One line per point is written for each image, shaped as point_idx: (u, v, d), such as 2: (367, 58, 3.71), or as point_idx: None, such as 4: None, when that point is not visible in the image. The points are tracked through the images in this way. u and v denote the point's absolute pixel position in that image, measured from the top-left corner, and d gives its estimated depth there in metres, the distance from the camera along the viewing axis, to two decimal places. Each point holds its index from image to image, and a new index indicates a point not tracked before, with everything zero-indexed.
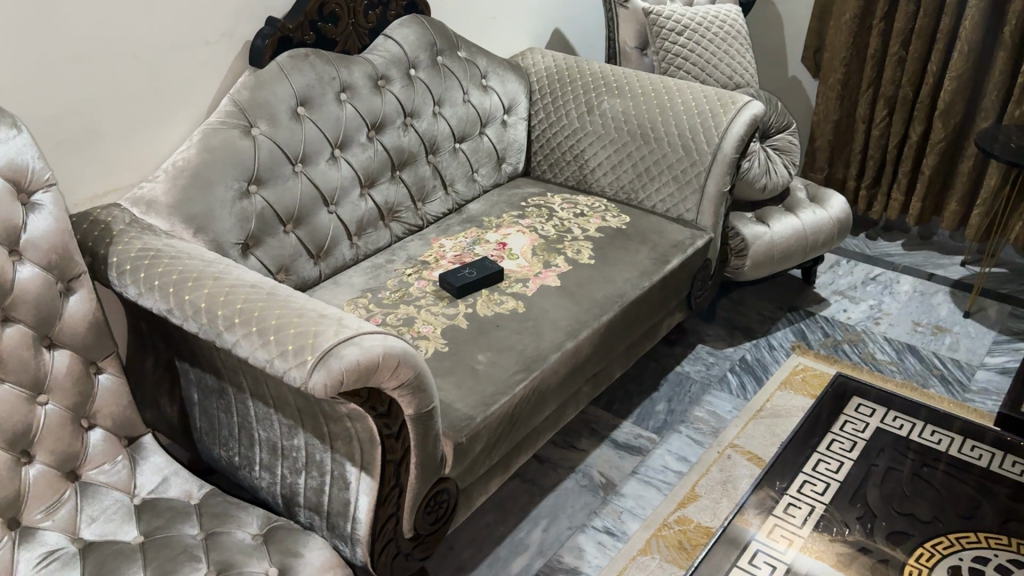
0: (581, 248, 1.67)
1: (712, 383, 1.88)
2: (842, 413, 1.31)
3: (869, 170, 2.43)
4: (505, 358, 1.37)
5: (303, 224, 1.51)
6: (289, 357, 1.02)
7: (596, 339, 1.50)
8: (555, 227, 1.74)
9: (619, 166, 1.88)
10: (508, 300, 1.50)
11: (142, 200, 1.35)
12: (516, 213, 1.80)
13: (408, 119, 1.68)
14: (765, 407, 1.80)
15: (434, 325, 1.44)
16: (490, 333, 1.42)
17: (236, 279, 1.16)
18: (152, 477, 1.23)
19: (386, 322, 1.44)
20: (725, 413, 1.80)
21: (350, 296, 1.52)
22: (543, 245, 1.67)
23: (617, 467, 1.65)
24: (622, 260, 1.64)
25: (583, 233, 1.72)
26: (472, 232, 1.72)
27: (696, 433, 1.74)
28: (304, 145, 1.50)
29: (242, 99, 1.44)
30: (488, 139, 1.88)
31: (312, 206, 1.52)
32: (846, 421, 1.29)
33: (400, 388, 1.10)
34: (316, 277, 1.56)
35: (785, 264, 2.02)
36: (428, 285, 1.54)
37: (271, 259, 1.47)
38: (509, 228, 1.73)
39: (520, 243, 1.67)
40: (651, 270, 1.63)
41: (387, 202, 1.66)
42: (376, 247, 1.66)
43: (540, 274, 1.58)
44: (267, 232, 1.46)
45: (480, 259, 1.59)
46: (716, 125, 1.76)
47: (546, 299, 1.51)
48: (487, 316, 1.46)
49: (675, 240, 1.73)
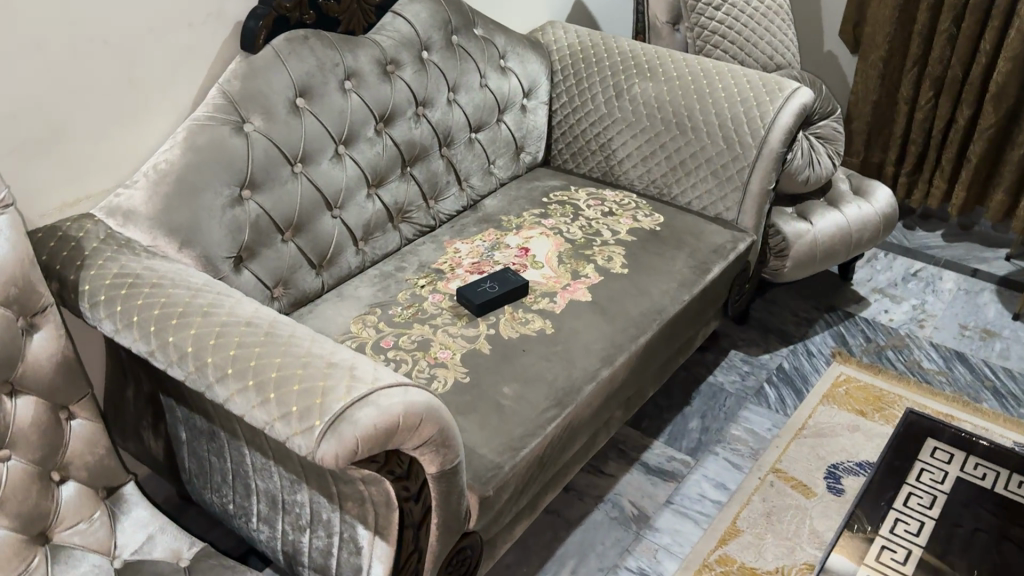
0: (612, 255, 1.49)
1: (748, 396, 1.73)
2: (917, 459, 1.15)
3: (910, 156, 2.26)
4: (534, 391, 1.21)
5: (304, 231, 1.34)
6: (293, 422, 0.86)
7: (633, 363, 1.34)
8: (582, 229, 1.57)
9: (651, 158, 1.71)
10: (535, 319, 1.34)
11: (119, 210, 1.18)
12: (538, 212, 1.63)
13: (420, 109, 1.49)
14: (807, 425, 1.65)
15: (452, 349, 1.27)
16: (515, 360, 1.26)
17: (229, 315, 0.99)
18: (136, 535, 1.08)
19: (398, 346, 1.28)
20: (764, 431, 1.65)
21: (356, 313, 1.35)
22: (571, 251, 1.50)
23: (649, 496, 1.51)
24: (659, 269, 1.48)
25: (614, 235, 1.55)
26: (490, 234, 1.55)
27: (734, 456, 1.59)
28: (304, 142, 1.32)
29: (233, 90, 1.26)
30: (506, 127, 1.70)
31: (313, 211, 1.34)
32: (923, 470, 1.13)
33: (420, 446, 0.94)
34: (319, 289, 1.39)
35: (826, 264, 1.86)
36: (444, 300, 1.37)
37: (267, 272, 1.30)
38: (531, 229, 1.56)
39: (544, 249, 1.50)
40: (691, 280, 1.47)
41: (396, 202, 1.49)
42: (385, 252, 1.50)
43: (568, 287, 1.41)
44: (263, 243, 1.29)
45: (504, 269, 1.41)
46: (761, 115, 1.58)
47: (577, 317, 1.35)
48: (513, 338, 1.30)
49: (714, 244, 1.56)
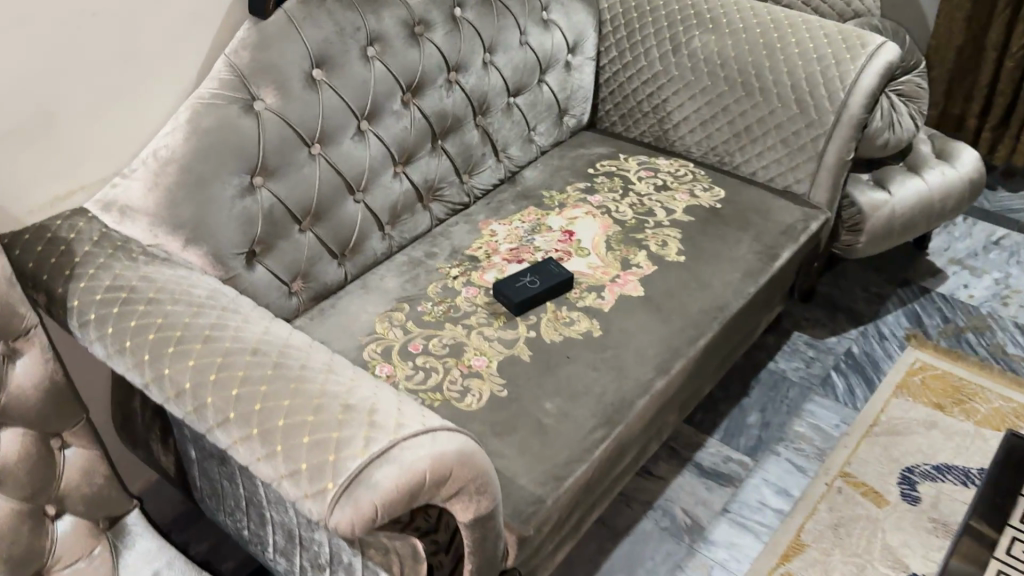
0: (667, 240, 1.34)
1: (812, 386, 1.59)
2: (1010, 522, 1.05)
3: (996, 109, 2.04)
4: (580, 408, 1.08)
5: (324, 219, 1.21)
6: (303, 483, 0.73)
7: (691, 369, 1.20)
8: (633, 208, 1.41)
9: (711, 123, 1.52)
10: (581, 318, 1.19)
11: (116, 205, 1.05)
12: (583, 185, 1.47)
13: (452, 75, 1.33)
14: (877, 422, 1.51)
15: (488, 355, 1.14)
16: (560, 369, 1.12)
17: (232, 340, 0.86)
18: (142, 570, 0.98)
19: (428, 351, 1.15)
20: (830, 428, 1.51)
21: (382, 310, 1.23)
22: (620, 235, 1.34)
23: (703, 503, 1.38)
24: (720, 257, 1.32)
25: (669, 215, 1.39)
26: (531, 214, 1.40)
27: (797, 457, 1.46)
28: (321, 120, 1.17)
29: (241, 63, 1.11)
30: (549, 88, 1.53)
31: (334, 197, 1.21)
32: (1013, 540, 1.03)
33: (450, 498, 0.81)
34: (341, 281, 1.27)
35: (904, 237, 1.67)
36: (479, 295, 1.24)
37: (283, 267, 1.17)
38: (576, 208, 1.41)
39: (590, 232, 1.35)
40: (756, 269, 1.31)
41: (426, 180, 1.34)
42: (414, 235, 1.36)
43: (617, 279, 1.26)
44: (279, 236, 1.16)
45: (548, 259, 1.26)
46: (841, 76, 1.38)
47: (628, 316, 1.20)
48: (556, 342, 1.16)
49: (783, 224, 1.40)
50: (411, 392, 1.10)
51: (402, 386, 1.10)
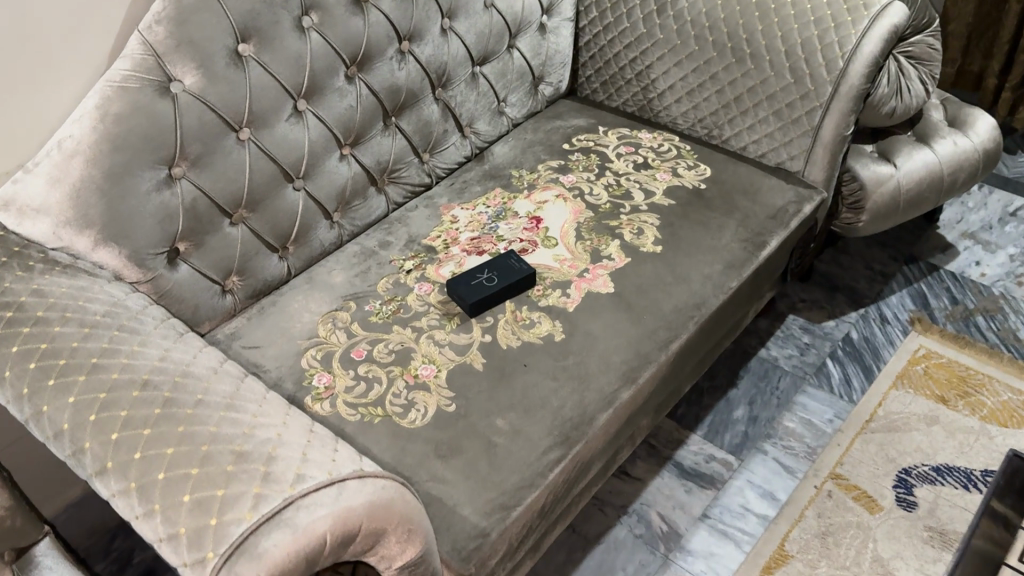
0: (643, 228, 1.22)
1: (806, 376, 1.48)
2: None
3: (1018, 66, 1.88)
4: (534, 425, 0.98)
5: (259, 210, 1.10)
6: (183, 548, 0.64)
7: (663, 374, 1.09)
8: (609, 190, 1.29)
9: (699, 93, 1.39)
10: (542, 320, 1.08)
11: (15, 202, 0.94)
12: (556, 163, 1.35)
13: (405, 45, 1.20)
14: (874, 418, 1.40)
15: (437, 363, 1.04)
16: (515, 380, 1.02)
17: (121, 371, 0.76)
18: None
19: (371, 358, 1.05)
20: (823, 423, 1.40)
21: (326, 309, 1.12)
22: (593, 222, 1.22)
23: (682, 507, 1.29)
24: (701, 247, 1.20)
25: (647, 198, 1.27)
26: (496, 197, 1.28)
27: (785, 456, 1.36)
28: (250, 102, 1.05)
29: (156, 41, 0.97)
30: (520, 55, 1.40)
31: (268, 187, 1.10)
32: None
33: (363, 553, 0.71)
34: (283, 276, 1.16)
35: (911, 213, 1.54)
36: (432, 292, 1.13)
37: (212, 265, 1.07)
38: (545, 190, 1.29)
39: (559, 219, 1.23)
40: (740, 260, 1.19)
41: (379, 162, 1.22)
42: (368, 222, 1.25)
43: (585, 274, 1.14)
44: (206, 232, 1.05)
45: (506, 252, 1.15)
46: (840, 42, 1.24)
47: (595, 316, 1.09)
48: (513, 348, 1.05)
49: (772, 207, 1.27)
50: (350, 406, 1.00)
51: (341, 399, 1.01)
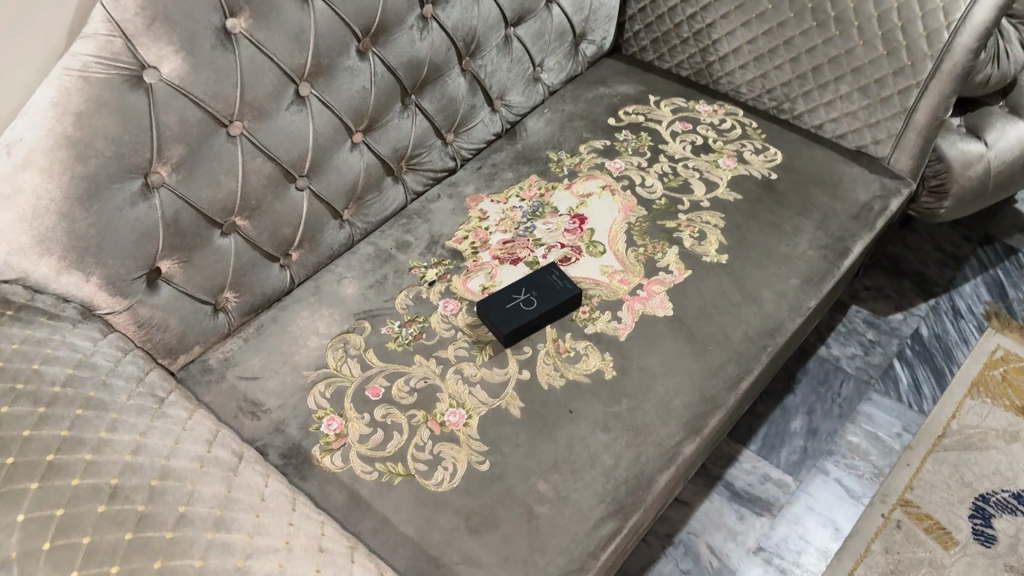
0: (705, 232, 1.04)
1: (870, 380, 1.33)
2: None
3: None
4: (583, 490, 0.83)
5: (254, 216, 0.93)
6: None
7: (729, 417, 0.93)
8: (663, 180, 1.11)
9: (769, 60, 1.18)
10: (589, 352, 0.92)
11: None
12: (601, 144, 1.16)
13: (428, 9, 1.00)
14: (948, 433, 1.26)
15: (466, 407, 0.88)
16: (559, 430, 0.87)
17: (84, 477, 0.61)
18: None
19: (389, 398, 0.89)
20: (890, 438, 1.26)
21: (336, 330, 0.96)
22: (647, 222, 1.05)
23: (734, 538, 1.16)
24: (773, 255, 1.03)
25: (708, 192, 1.09)
26: (532, 187, 1.10)
27: (849, 478, 1.22)
28: (241, 90, 0.86)
29: (125, 19, 0.77)
30: (560, 11, 1.19)
31: (265, 189, 0.92)
32: None
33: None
34: (285, 287, 1.00)
35: (1000, 194, 1.36)
36: (460, 312, 0.96)
37: (200, 284, 0.91)
38: (589, 180, 1.11)
39: (606, 218, 1.05)
40: (818, 273, 1.02)
41: (397, 149, 1.04)
42: (383, 217, 1.08)
43: (639, 292, 0.98)
44: (191, 246, 0.89)
45: (542, 268, 0.97)
46: (946, 7, 1.02)
47: (651, 348, 0.93)
48: (556, 389, 0.89)
49: (854, 204, 1.09)
50: (365, 460, 0.85)
51: (356, 451, 0.86)
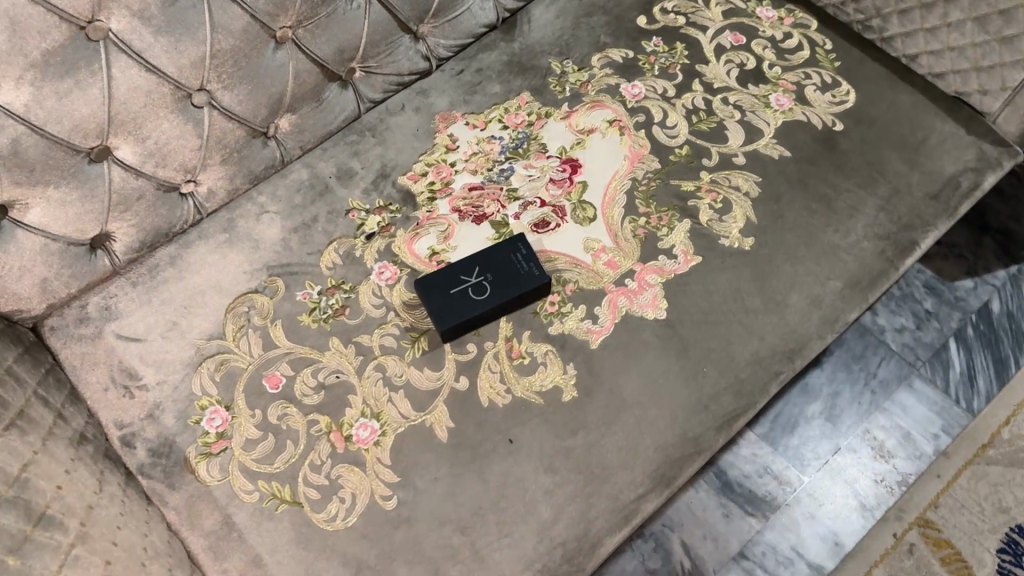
0: (730, 203, 0.80)
1: (914, 364, 1.11)
2: None
3: None
4: (507, 551, 0.66)
5: (135, 139, 0.72)
6: None
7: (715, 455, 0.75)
8: (691, 120, 0.85)
9: None
10: (547, 362, 0.72)
11: None
12: (621, 56, 0.90)
13: None
14: (995, 443, 1.05)
15: (381, 419, 0.70)
16: (490, 467, 0.69)
17: None
18: None
19: (289, 393, 0.72)
20: (923, 439, 1.06)
21: (243, 288, 0.77)
22: (658, 182, 0.81)
23: (714, 539, 1.01)
24: (813, 245, 0.79)
25: (745, 143, 0.83)
26: (520, 112, 0.86)
27: (863, 483, 1.04)
28: None
29: None
30: None
31: (146, 107, 0.70)
32: None
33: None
34: (189, 219, 0.80)
35: None
36: (397, 284, 0.76)
37: (66, 223, 0.72)
38: (595, 109, 0.86)
39: (606, 170, 0.81)
40: (867, 276, 0.78)
41: (342, 50, 0.80)
42: (325, 133, 0.85)
43: (628, 282, 0.76)
44: (48, 180, 0.69)
45: (502, 242, 0.75)
46: None
47: (628, 364, 0.73)
48: (497, 410, 0.71)
49: (936, 177, 0.83)
50: (246, 475, 0.69)
51: (239, 460, 0.69)
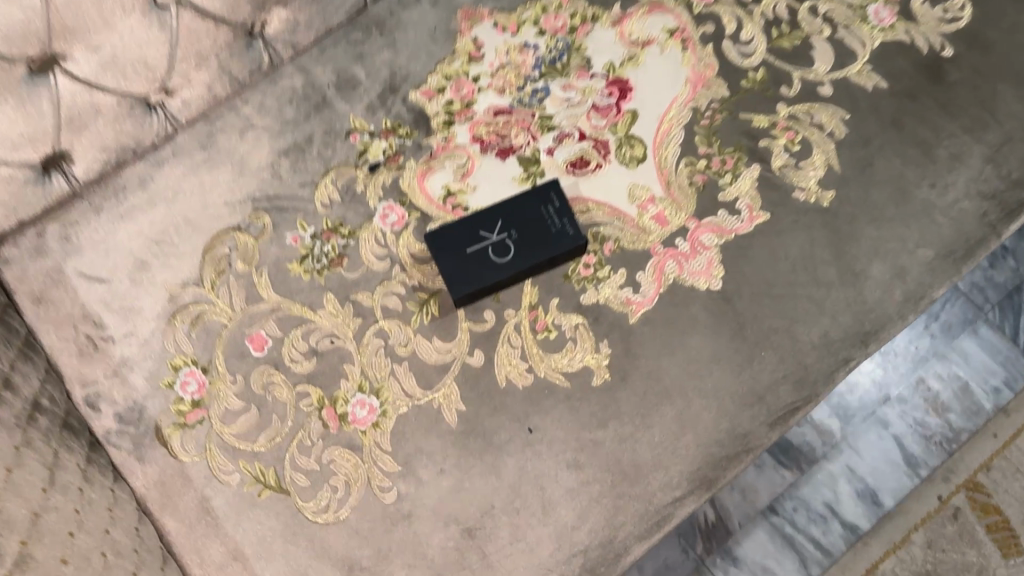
0: (810, 146, 0.66)
1: (983, 308, 0.99)
2: None
3: None
4: (520, 559, 0.58)
5: (87, 45, 0.57)
6: None
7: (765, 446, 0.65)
8: (770, 35, 0.69)
9: None
10: (577, 337, 0.62)
11: None
12: None
13: None
14: None
15: (382, 396, 0.60)
16: (505, 460, 0.59)
17: None
18: None
19: (275, 358, 0.62)
20: (983, 394, 0.96)
21: (223, 224, 0.66)
22: (725, 115, 0.67)
23: (743, 490, 0.93)
24: (903, 204, 0.66)
25: (834, 70, 0.69)
26: (561, 13, 0.70)
27: (911, 439, 0.95)
28: None
29: None
30: None
31: (97, 7, 0.56)
32: None
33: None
34: (159, 133, 0.67)
35: None
36: (404, 231, 0.64)
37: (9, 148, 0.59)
38: (652, 14, 0.70)
39: (661, 97, 0.67)
40: (965, 246, 0.65)
41: None
42: (324, 28, 0.70)
43: (678, 242, 0.64)
44: None
45: (531, 190, 0.62)
46: None
47: (672, 345, 0.62)
48: (516, 393, 0.61)
49: None
50: (226, 453, 0.60)
51: (217, 435, 0.60)
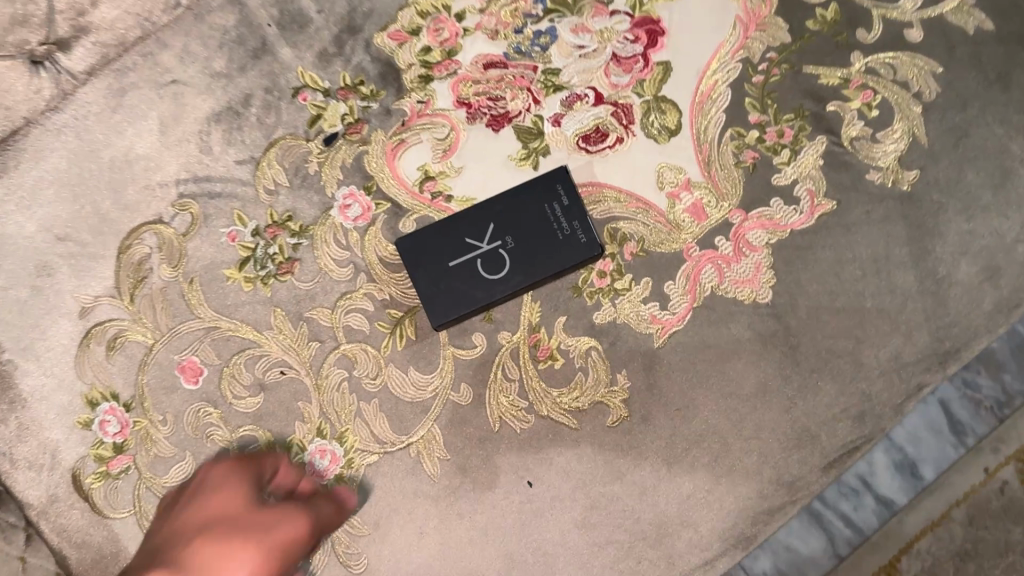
0: (892, 110, 0.51)
1: None
2: None
3: None
4: None
5: None
6: None
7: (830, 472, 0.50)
8: None
9: None
10: (588, 367, 0.49)
11: None
12: None
13: None
14: None
15: (347, 442, 0.49)
16: (499, 521, 0.49)
17: None
18: None
19: (213, 393, 0.50)
20: None
21: (141, 218, 0.51)
22: (784, 70, 0.52)
23: None
24: (1005, 188, 0.51)
25: (926, 6, 0.52)
26: None
27: None
28: None
29: None
30: None
31: None
32: None
33: (196, 513, 0.44)
34: (53, 96, 0.50)
35: None
36: (371, 227, 0.51)
37: None
38: None
39: (701, 43, 0.52)
40: None
41: None
42: None
43: (719, 243, 0.50)
44: None
45: (533, 182, 0.48)
46: None
47: (706, 374, 0.50)
48: (512, 438, 0.49)
49: None
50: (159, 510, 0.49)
51: (147, 487, 0.49)
